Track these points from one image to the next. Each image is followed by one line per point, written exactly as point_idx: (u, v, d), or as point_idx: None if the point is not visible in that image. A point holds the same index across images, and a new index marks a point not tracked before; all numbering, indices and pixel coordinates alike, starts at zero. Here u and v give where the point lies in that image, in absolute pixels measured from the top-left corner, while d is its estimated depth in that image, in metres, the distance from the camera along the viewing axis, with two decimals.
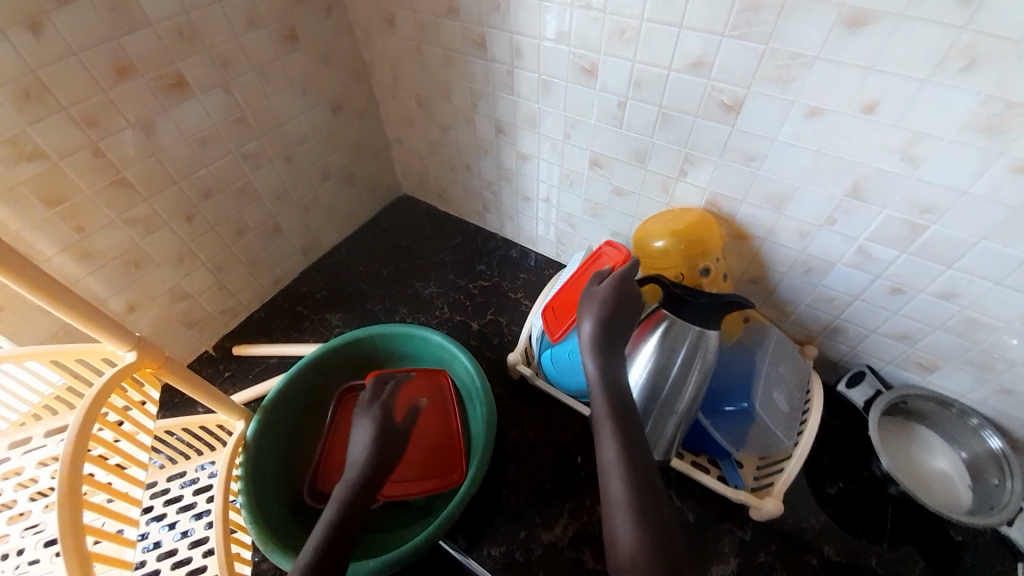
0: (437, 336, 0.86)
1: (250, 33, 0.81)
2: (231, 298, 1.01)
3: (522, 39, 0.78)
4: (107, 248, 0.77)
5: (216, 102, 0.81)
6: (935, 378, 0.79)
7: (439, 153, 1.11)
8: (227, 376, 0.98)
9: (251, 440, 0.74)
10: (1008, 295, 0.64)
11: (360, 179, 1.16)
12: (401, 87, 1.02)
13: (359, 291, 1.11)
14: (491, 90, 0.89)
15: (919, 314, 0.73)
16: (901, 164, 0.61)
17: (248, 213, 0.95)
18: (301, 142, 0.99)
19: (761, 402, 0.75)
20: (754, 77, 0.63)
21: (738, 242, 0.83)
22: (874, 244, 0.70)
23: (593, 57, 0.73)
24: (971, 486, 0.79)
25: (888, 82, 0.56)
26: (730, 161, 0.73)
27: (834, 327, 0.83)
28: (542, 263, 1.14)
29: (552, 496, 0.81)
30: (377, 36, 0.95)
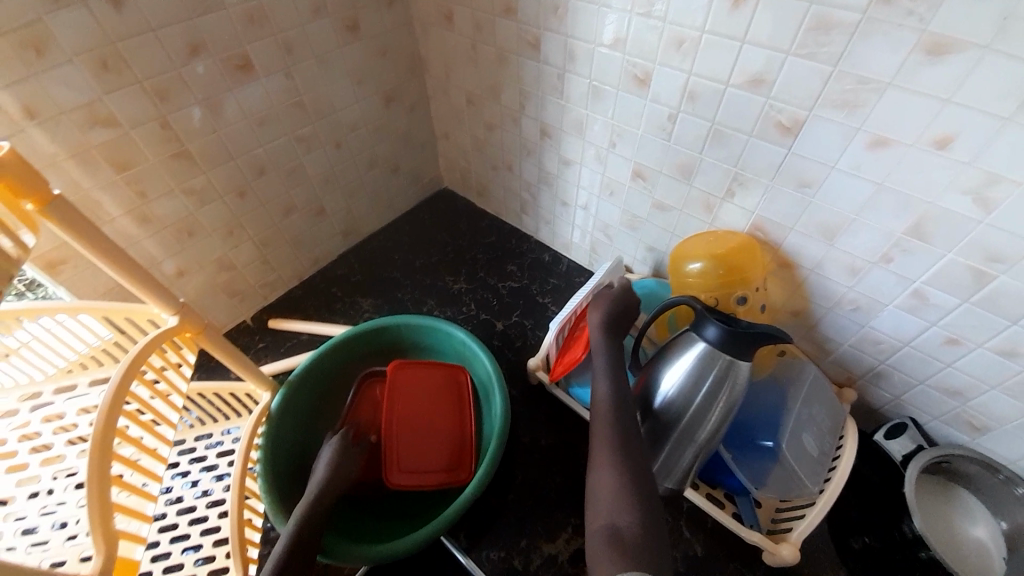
0: (460, 333, 0.87)
1: (315, 21, 0.84)
2: (273, 272, 1.05)
3: (576, 44, 0.78)
4: (164, 214, 0.82)
5: (277, 85, 0.84)
6: (987, 442, 0.72)
7: (484, 151, 1.11)
8: (261, 347, 1.02)
9: (274, 411, 0.77)
10: None
11: (405, 169, 1.19)
12: (454, 83, 1.03)
13: (391, 278, 1.13)
14: (541, 92, 0.89)
15: (976, 371, 0.67)
16: (971, 207, 0.56)
17: (296, 194, 0.99)
18: (352, 130, 1.01)
19: (787, 443, 0.72)
20: (817, 100, 0.60)
21: (782, 271, 0.79)
22: (933, 289, 0.65)
23: (647, 66, 0.72)
24: (1007, 558, 0.71)
25: (965, 118, 0.52)
26: (782, 185, 0.70)
27: (877, 372, 0.78)
28: (574, 271, 1.13)
29: (558, 508, 0.80)
30: (435, 32, 0.97)
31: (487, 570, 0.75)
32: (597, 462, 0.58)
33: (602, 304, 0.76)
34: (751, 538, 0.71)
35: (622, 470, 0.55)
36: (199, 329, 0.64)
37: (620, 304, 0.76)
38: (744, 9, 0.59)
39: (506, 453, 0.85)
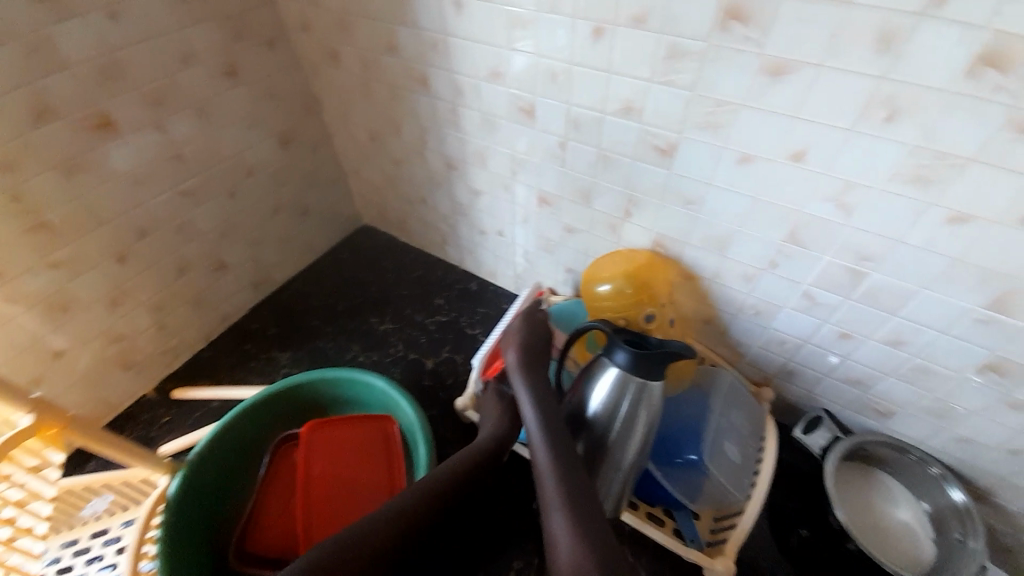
0: (379, 382, 0.83)
1: (185, 71, 0.79)
2: (174, 338, 0.97)
3: (462, 79, 0.78)
4: (29, 294, 0.74)
5: (149, 142, 0.79)
6: (893, 425, 0.76)
7: (395, 187, 1.09)
8: (166, 421, 0.94)
9: (172, 496, 0.70)
10: (953, 344, 0.64)
11: (315, 212, 1.14)
12: (352, 121, 1.00)
13: (309, 327, 1.07)
14: (438, 126, 0.88)
15: (869, 360, 0.72)
16: (835, 212, 0.61)
17: (189, 252, 0.93)
18: (248, 176, 0.96)
19: (710, 454, 0.75)
20: (685, 123, 0.63)
21: (687, 282, 0.82)
22: (818, 290, 0.70)
23: (530, 98, 0.72)
24: (935, 539, 0.73)
25: (815, 132, 0.56)
26: (672, 204, 0.72)
27: (789, 369, 0.81)
28: (501, 297, 1.12)
29: (498, 552, 0.80)
30: (324, 71, 0.94)
31: None
32: (552, 530, 0.53)
33: (513, 337, 0.74)
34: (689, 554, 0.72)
35: (580, 534, 0.50)
36: (63, 422, 0.56)
37: (533, 336, 0.74)
38: (605, 41, 0.61)
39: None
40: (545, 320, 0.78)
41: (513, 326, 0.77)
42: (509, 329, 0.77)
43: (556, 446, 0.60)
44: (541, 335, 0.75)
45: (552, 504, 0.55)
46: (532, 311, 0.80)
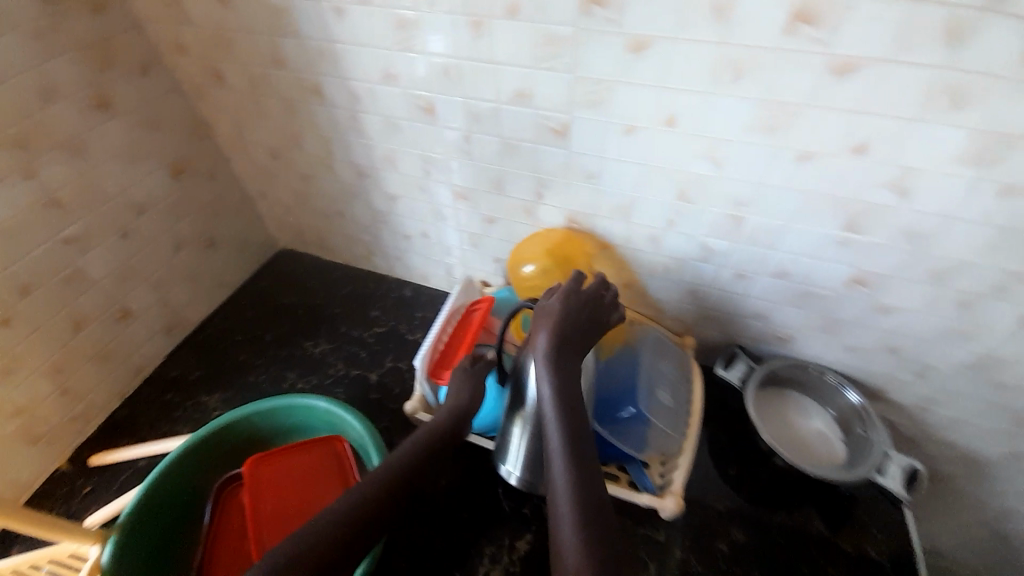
0: (321, 403, 0.81)
1: (48, 109, 0.73)
2: (81, 402, 0.89)
3: (357, 84, 0.78)
4: None
5: (18, 192, 0.72)
6: (796, 347, 0.85)
7: (308, 204, 1.06)
8: (87, 493, 0.86)
9: (107, 567, 0.66)
10: (822, 266, 0.75)
11: (222, 242, 1.08)
12: (250, 141, 0.97)
13: (239, 363, 1.02)
14: (341, 135, 0.88)
15: (765, 294, 0.82)
16: (710, 167, 0.69)
17: (83, 305, 0.85)
18: (140, 214, 0.91)
19: (648, 407, 0.81)
20: (572, 104, 0.68)
21: (604, 251, 0.88)
22: (713, 240, 0.78)
23: (427, 96, 0.75)
24: (844, 439, 0.83)
25: (679, 98, 0.64)
26: (576, 181, 0.78)
27: (705, 315, 0.90)
28: (436, 298, 1.12)
29: (471, 544, 0.82)
30: (209, 93, 0.91)
31: None
32: (560, 526, 0.54)
33: (550, 319, 0.67)
34: (644, 500, 0.79)
35: (589, 536, 0.52)
36: None
37: (574, 318, 0.67)
38: (484, 36, 0.65)
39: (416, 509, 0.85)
40: (586, 293, 0.71)
41: (552, 300, 0.69)
42: (547, 302, 0.69)
43: (575, 446, 0.59)
44: (582, 318, 0.68)
45: (562, 503, 0.56)
46: (584, 276, 0.72)
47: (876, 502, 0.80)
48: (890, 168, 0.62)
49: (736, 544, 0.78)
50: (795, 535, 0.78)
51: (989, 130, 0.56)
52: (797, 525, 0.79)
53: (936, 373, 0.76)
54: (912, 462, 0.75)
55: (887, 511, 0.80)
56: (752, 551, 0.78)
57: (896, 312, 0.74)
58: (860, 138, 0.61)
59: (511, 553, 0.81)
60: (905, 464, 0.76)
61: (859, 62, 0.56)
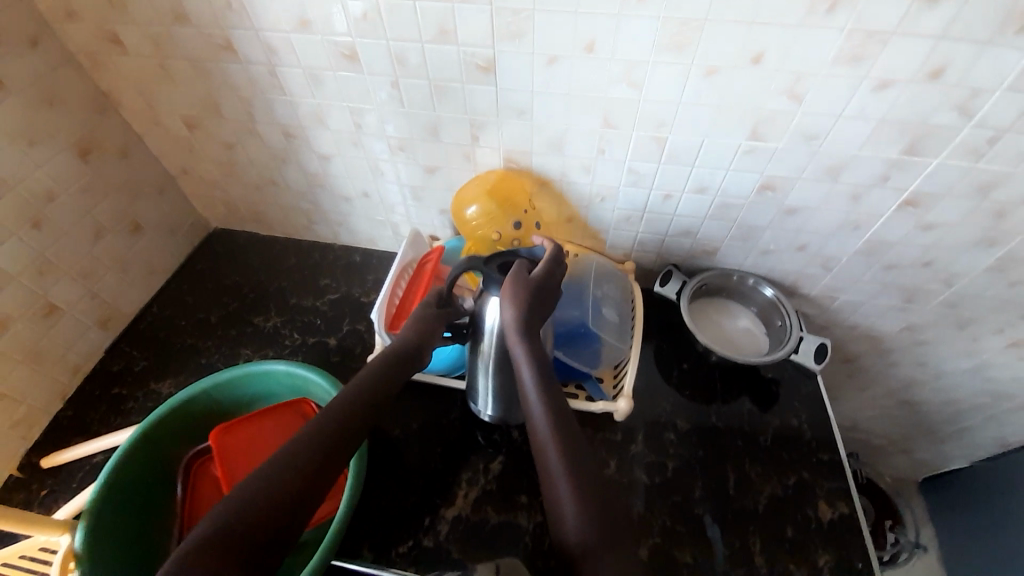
0: (281, 367, 0.85)
1: None
2: (20, 405, 0.91)
3: (269, 35, 0.79)
4: None
5: None
6: (721, 258, 0.93)
7: (236, 175, 1.07)
8: (46, 495, 0.90)
9: (83, 551, 0.67)
10: (738, 177, 0.78)
11: (149, 226, 1.08)
12: (162, 111, 0.95)
13: (188, 347, 1.06)
14: (261, 94, 0.89)
15: (689, 211, 0.86)
16: (628, 90, 0.72)
17: (56, 293, 0.92)
18: (49, 201, 0.88)
19: (596, 323, 0.87)
20: (495, 38, 0.71)
21: (543, 188, 0.91)
22: (638, 163, 0.81)
23: (348, 42, 0.77)
24: (766, 331, 0.94)
25: (594, 22, 0.66)
26: (508, 118, 0.82)
27: (639, 241, 0.95)
28: (386, 259, 1.19)
29: (447, 473, 0.85)
30: (107, 59, 0.88)
31: (401, 564, 0.76)
32: (551, 469, 0.58)
33: (519, 285, 0.66)
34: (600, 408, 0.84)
35: (574, 471, 0.57)
36: None
37: (542, 291, 0.68)
38: None
39: (380, 452, 0.87)
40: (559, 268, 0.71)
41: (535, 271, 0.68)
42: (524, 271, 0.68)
43: (551, 399, 0.62)
44: (548, 287, 0.69)
45: (549, 451, 0.59)
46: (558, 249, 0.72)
47: (797, 380, 0.91)
48: (784, 75, 0.65)
49: (681, 433, 0.85)
50: (731, 419, 0.87)
51: (861, 29, 0.59)
52: (732, 410, 0.88)
53: (837, 264, 0.87)
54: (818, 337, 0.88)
55: (807, 386, 0.90)
56: (696, 436, 0.85)
57: (800, 212, 0.80)
58: (757, 47, 0.63)
59: (487, 475, 0.84)
60: (816, 341, 0.88)
61: None
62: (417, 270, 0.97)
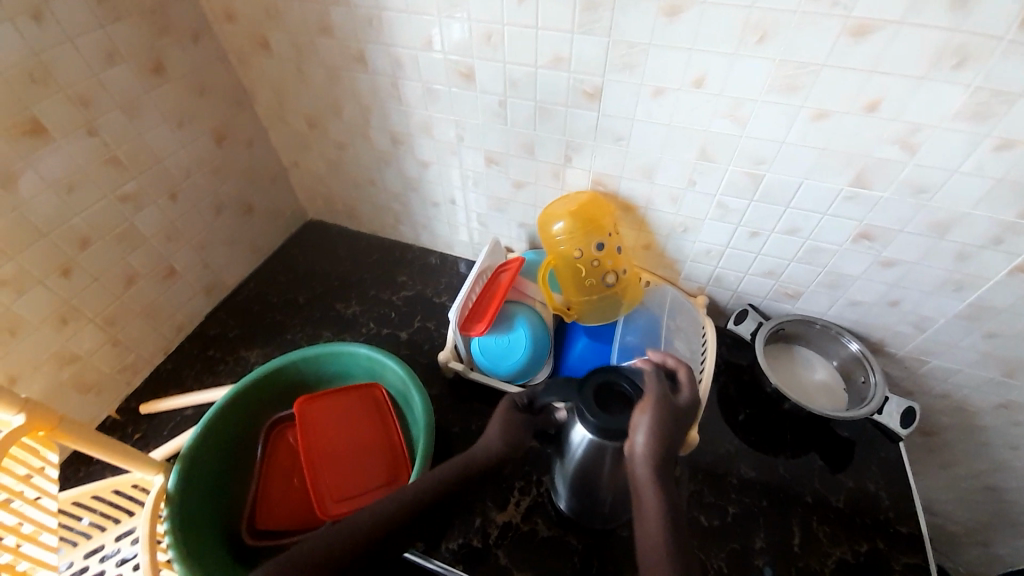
0: (362, 350, 0.90)
1: (109, 69, 0.81)
2: (131, 353, 1.01)
3: (399, 50, 0.87)
4: (35, 312, 0.82)
5: (83, 147, 0.81)
6: (803, 304, 0.90)
7: (341, 172, 1.16)
8: (139, 437, 0.99)
9: (174, 491, 0.73)
10: (835, 223, 0.77)
11: (258, 209, 1.19)
12: (289, 109, 1.06)
13: (274, 322, 1.15)
14: (380, 102, 0.97)
15: (775, 252, 0.85)
16: (731, 125, 0.73)
17: (176, 259, 1.03)
18: (185, 177, 0.99)
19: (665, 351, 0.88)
20: (607, 67, 0.75)
21: (627, 214, 0.93)
22: (728, 198, 0.82)
23: (467, 62, 0.83)
24: (846, 388, 0.91)
25: (708, 60, 0.68)
26: (604, 143, 0.85)
27: (716, 276, 0.95)
28: (461, 265, 1.24)
29: (501, 478, 0.86)
30: (254, 61, 0.99)
31: (449, 560, 0.78)
32: None
33: (656, 414, 0.59)
34: None
35: None
36: (53, 423, 0.58)
37: (677, 424, 0.60)
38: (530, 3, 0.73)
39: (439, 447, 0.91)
40: (690, 404, 0.63)
41: (684, 395, 0.63)
42: (667, 395, 0.61)
43: (675, 522, 0.55)
44: (686, 417, 0.61)
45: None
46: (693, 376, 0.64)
47: (874, 442, 0.87)
48: (898, 126, 0.65)
49: (743, 477, 0.83)
50: (799, 472, 0.83)
51: (989, 87, 0.58)
52: (800, 462, 0.85)
53: (932, 325, 0.83)
54: (906, 401, 0.84)
55: (886, 451, 0.86)
56: (761, 483, 0.82)
57: (898, 265, 0.78)
58: (874, 96, 0.63)
59: (540, 487, 0.85)
60: (902, 404, 0.84)
61: (876, 25, 0.58)
62: (490, 277, 1.00)
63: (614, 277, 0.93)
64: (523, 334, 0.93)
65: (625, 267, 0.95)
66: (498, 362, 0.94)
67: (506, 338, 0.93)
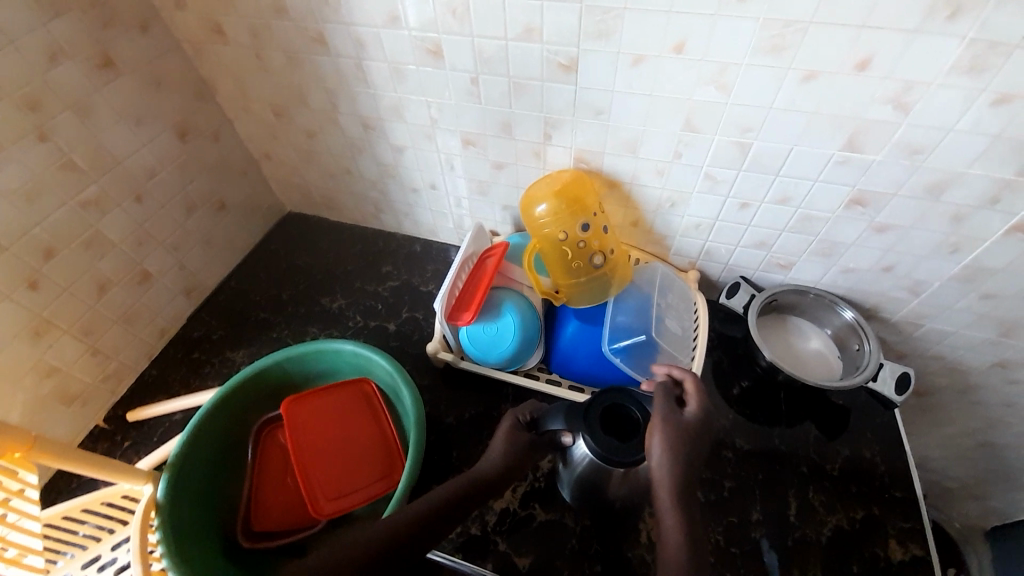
0: (348, 346, 0.88)
1: (54, 67, 0.76)
2: (113, 361, 0.99)
3: (361, 30, 0.82)
4: (5, 328, 0.79)
5: (34, 153, 0.76)
6: (795, 274, 0.89)
7: (315, 162, 1.12)
8: (129, 445, 0.97)
9: (162, 500, 0.72)
10: (826, 189, 0.74)
11: (233, 205, 1.15)
12: (253, 98, 1.01)
13: (259, 320, 1.13)
14: (347, 86, 0.92)
15: (766, 222, 0.83)
16: (716, 93, 0.70)
17: (150, 262, 1.00)
18: (150, 176, 0.95)
19: (657, 332, 0.88)
20: (581, 36, 0.71)
21: (612, 191, 0.90)
22: (716, 169, 0.79)
23: (433, 37, 0.79)
24: (840, 356, 0.90)
25: (688, 23, 0.64)
26: (583, 117, 0.81)
27: (707, 250, 0.93)
28: (446, 251, 1.21)
29: None
30: (210, 49, 0.94)
31: (448, 549, 0.78)
32: None
33: (670, 431, 0.61)
34: None
35: None
36: (28, 444, 0.57)
37: (692, 440, 0.61)
38: None
39: (434, 438, 0.90)
40: (703, 420, 0.64)
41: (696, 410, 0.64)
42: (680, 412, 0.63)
43: (694, 540, 0.55)
44: (700, 433, 0.62)
45: None
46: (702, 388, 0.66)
47: (869, 409, 0.86)
48: (893, 84, 0.61)
49: (740, 451, 0.82)
50: (795, 443, 0.83)
51: (986, 38, 0.55)
52: (796, 434, 0.84)
53: (927, 289, 0.81)
54: (901, 367, 0.83)
55: (880, 417, 0.86)
56: (756, 455, 0.82)
57: (891, 231, 0.76)
58: (864, 53, 0.60)
59: (536, 472, 0.84)
60: (897, 371, 0.84)
61: None
62: (476, 263, 0.97)
63: (602, 258, 0.91)
64: (511, 321, 0.92)
65: (612, 246, 0.92)
66: (487, 350, 0.92)
67: (494, 327, 0.92)
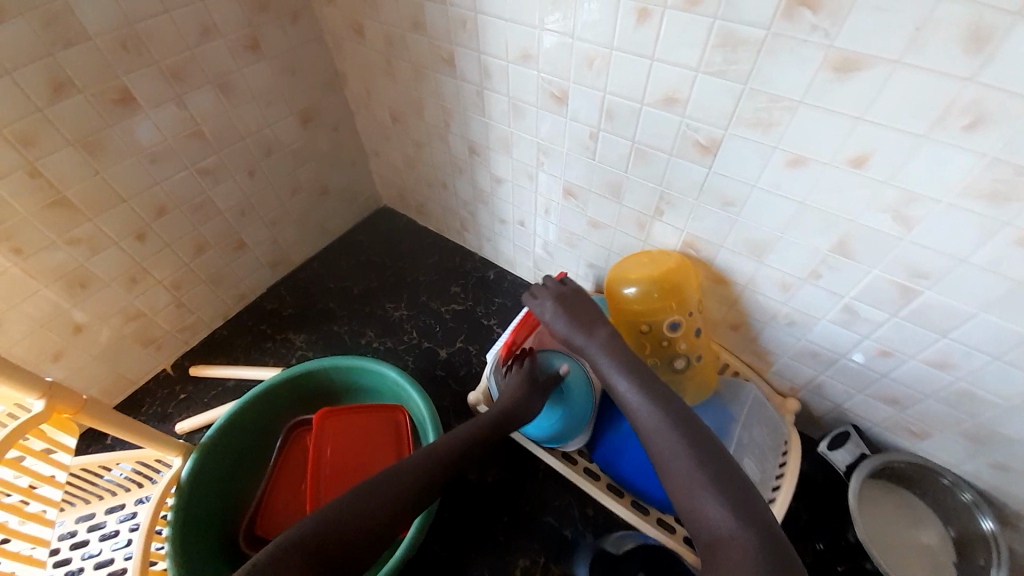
0: (393, 373, 0.85)
1: (205, 43, 0.80)
2: (191, 315, 1.02)
3: (490, 61, 0.78)
4: (108, 270, 0.84)
5: (169, 117, 0.80)
6: (925, 447, 0.73)
7: (417, 168, 1.11)
8: (183, 398, 1.00)
9: (184, 479, 0.72)
10: (1006, 373, 0.59)
11: (333, 191, 1.17)
12: (376, 100, 1.02)
13: (326, 309, 1.13)
14: (463, 110, 0.90)
15: (908, 380, 0.68)
16: (892, 225, 0.58)
17: (246, 233, 1.03)
18: (266, 155, 0.98)
19: None
20: (731, 119, 0.61)
21: (718, 286, 0.80)
22: (860, 303, 0.66)
23: (562, 84, 0.73)
24: (957, 565, 0.73)
25: (877, 136, 0.53)
26: (708, 204, 0.71)
27: (817, 383, 0.79)
28: (520, 288, 1.15)
29: (505, 550, 0.80)
30: (346, 46, 0.95)
31: None
32: (662, 452, 0.54)
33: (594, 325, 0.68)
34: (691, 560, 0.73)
35: (694, 448, 0.52)
36: (76, 406, 0.57)
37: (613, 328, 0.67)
38: (651, 24, 0.60)
39: (454, 494, 0.85)
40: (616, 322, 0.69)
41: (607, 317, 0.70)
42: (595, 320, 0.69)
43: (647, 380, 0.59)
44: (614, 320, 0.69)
45: (657, 430, 0.55)
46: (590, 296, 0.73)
47: None
48: None
49: None
50: None
51: None
52: None
53: None
54: None
55: None
56: None
57: None
58: None
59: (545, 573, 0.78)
60: None
61: None
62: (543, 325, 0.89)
63: (685, 362, 0.81)
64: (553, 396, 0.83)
65: (700, 351, 0.82)
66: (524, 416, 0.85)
67: None
